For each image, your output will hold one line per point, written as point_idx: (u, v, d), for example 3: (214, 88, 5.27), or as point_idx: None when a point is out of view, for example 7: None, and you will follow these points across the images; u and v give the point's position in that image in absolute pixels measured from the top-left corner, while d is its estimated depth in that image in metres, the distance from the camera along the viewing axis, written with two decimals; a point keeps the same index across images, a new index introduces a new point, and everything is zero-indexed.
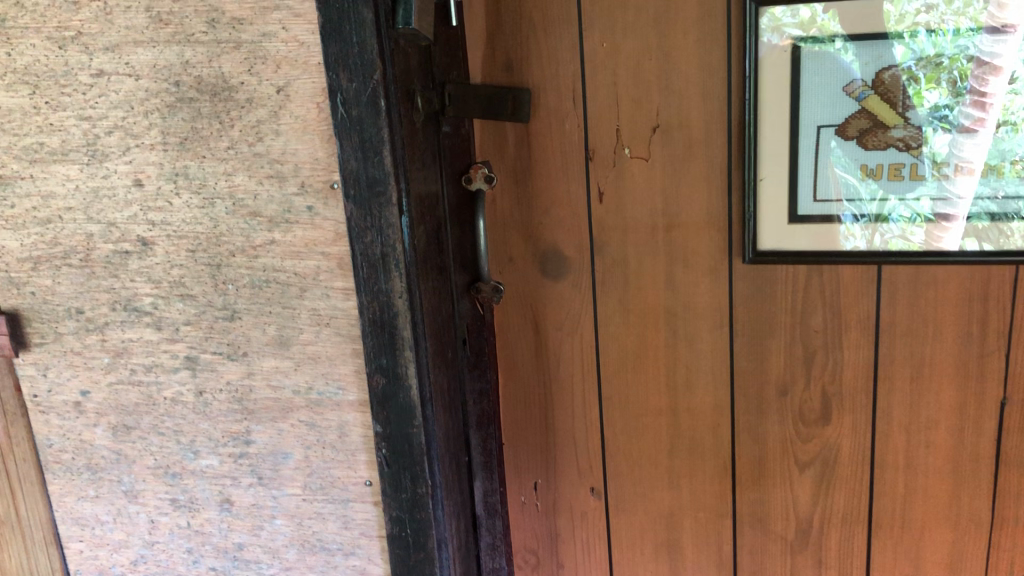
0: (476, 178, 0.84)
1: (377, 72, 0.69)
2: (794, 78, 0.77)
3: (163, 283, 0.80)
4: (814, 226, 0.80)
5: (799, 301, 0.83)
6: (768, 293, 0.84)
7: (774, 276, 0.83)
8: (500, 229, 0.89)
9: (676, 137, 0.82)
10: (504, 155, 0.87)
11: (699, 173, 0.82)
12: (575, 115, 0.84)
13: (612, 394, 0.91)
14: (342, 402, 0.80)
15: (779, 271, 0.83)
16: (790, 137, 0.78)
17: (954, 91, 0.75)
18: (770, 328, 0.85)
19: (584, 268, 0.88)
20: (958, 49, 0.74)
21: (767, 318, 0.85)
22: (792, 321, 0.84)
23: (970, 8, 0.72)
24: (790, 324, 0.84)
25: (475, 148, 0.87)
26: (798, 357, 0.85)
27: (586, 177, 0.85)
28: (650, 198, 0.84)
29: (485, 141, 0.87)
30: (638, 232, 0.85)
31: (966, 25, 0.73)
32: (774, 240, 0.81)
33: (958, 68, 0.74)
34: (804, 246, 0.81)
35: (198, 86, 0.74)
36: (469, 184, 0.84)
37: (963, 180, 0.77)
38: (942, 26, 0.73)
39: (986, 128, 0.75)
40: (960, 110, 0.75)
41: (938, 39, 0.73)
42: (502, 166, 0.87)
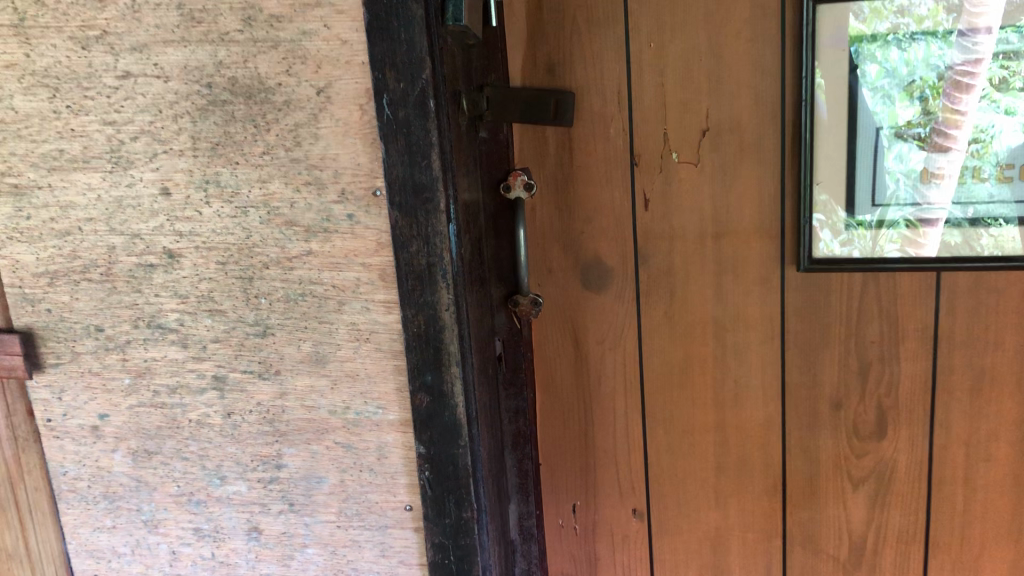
0: (515, 185, 0.81)
1: (425, 70, 0.66)
2: (851, 78, 0.74)
3: (191, 298, 0.75)
4: (871, 232, 0.77)
5: (855, 311, 0.80)
6: (822, 302, 0.81)
7: (828, 286, 0.80)
8: (538, 239, 0.85)
9: (726, 141, 0.79)
10: (544, 162, 0.83)
11: (750, 178, 0.79)
12: (620, 120, 0.80)
13: (654, 411, 0.87)
14: (381, 422, 0.75)
15: (834, 279, 0.79)
16: (847, 140, 0.75)
17: (928, 108, 0.73)
18: (823, 339, 0.82)
19: (627, 279, 0.84)
20: (930, 67, 0.72)
21: (821, 328, 0.81)
22: (847, 331, 0.81)
23: (941, 27, 0.71)
24: (846, 335, 0.81)
25: (513, 156, 0.83)
26: (852, 369, 0.82)
27: (631, 183, 0.82)
28: (698, 205, 0.81)
29: (524, 147, 0.83)
30: (686, 240, 0.82)
31: (937, 42, 0.72)
32: (832, 246, 0.78)
33: (931, 86, 0.73)
34: (863, 252, 0.78)
35: (232, 88, 0.70)
36: (508, 191, 0.81)
37: (938, 193, 0.75)
38: (914, 44, 0.72)
39: (959, 144, 0.74)
40: (933, 128, 0.74)
41: (910, 57, 0.72)
42: (542, 173, 0.83)
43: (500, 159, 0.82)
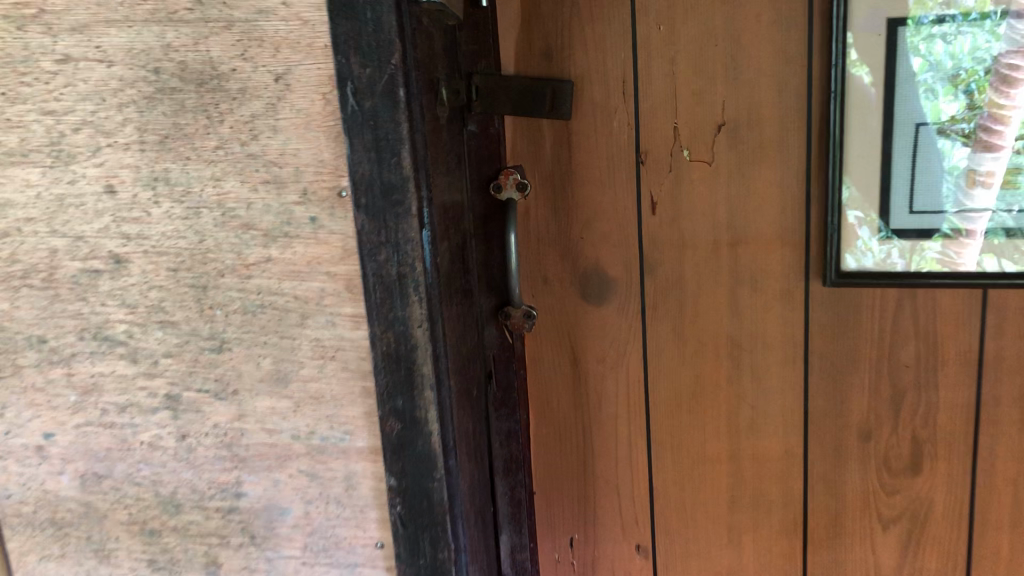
0: (507, 185, 0.73)
1: (395, 55, 0.57)
2: (889, 67, 0.64)
3: (140, 308, 0.68)
4: (909, 242, 0.68)
5: (889, 330, 0.71)
6: (851, 321, 0.71)
7: (858, 302, 0.71)
8: (533, 245, 0.76)
9: (744, 137, 0.70)
10: (539, 159, 0.74)
11: (772, 180, 0.70)
12: (624, 113, 0.71)
13: (660, 437, 0.78)
14: (348, 449, 0.68)
15: (865, 295, 0.70)
16: (883, 137, 0.66)
17: (973, 104, 0.64)
18: (852, 362, 0.72)
19: (632, 290, 0.75)
20: (976, 60, 0.63)
21: (849, 350, 0.72)
22: (880, 354, 0.72)
23: (989, 15, 0.62)
24: (877, 358, 0.72)
25: (505, 152, 0.74)
26: (883, 397, 0.73)
27: (636, 184, 0.73)
28: (712, 209, 0.72)
29: (517, 142, 0.74)
30: (699, 249, 0.73)
31: (984, 33, 0.62)
32: (862, 258, 0.69)
33: (977, 82, 0.64)
34: (897, 265, 0.68)
35: (181, 74, 0.62)
36: (499, 193, 0.73)
37: (984, 195, 0.66)
38: (959, 35, 0.63)
39: (1007, 144, 0.65)
40: (980, 125, 0.65)
41: (955, 50, 0.63)
42: (537, 172, 0.74)
43: (490, 155, 0.73)
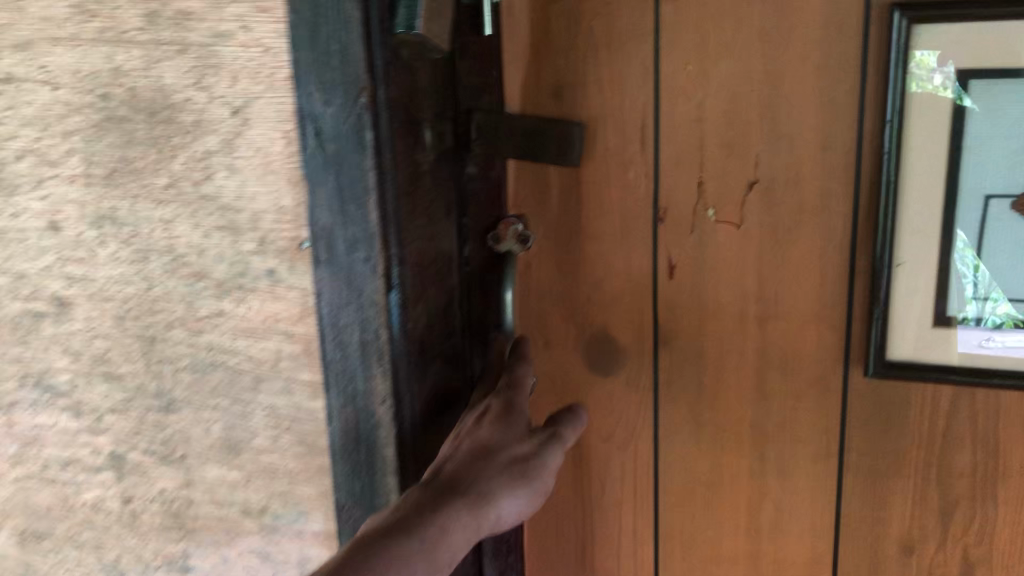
0: (507, 238, 0.64)
1: (365, 93, 0.50)
2: (954, 126, 0.54)
3: (84, 357, 0.61)
4: (968, 332, 0.57)
5: (939, 432, 0.61)
6: (896, 416, 0.61)
7: (905, 396, 0.61)
8: (533, 304, 0.68)
9: (780, 198, 0.60)
10: (544, 209, 0.65)
11: (809, 249, 0.60)
12: (642, 163, 0.62)
13: (670, 528, 0.69)
14: (303, 531, 0.60)
15: (913, 389, 0.60)
16: (943, 208, 0.56)
17: None
18: (896, 464, 0.62)
19: (644, 362, 0.66)
20: None
21: (893, 449, 0.62)
22: (928, 459, 0.61)
23: None
24: (925, 461, 0.62)
25: (507, 198, 0.65)
26: (931, 507, 0.62)
27: (653, 245, 0.63)
28: (739, 278, 0.62)
29: (521, 188, 0.65)
30: (722, 322, 0.63)
31: None
32: (911, 348, 0.58)
33: None
34: (952, 359, 0.58)
35: (131, 102, 0.55)
36: (497, 245, 0.64)
37: None
38: None
39: None
40: None
41: None
42: (541, 223, 0.66)
43: (489, 202, 0.65)
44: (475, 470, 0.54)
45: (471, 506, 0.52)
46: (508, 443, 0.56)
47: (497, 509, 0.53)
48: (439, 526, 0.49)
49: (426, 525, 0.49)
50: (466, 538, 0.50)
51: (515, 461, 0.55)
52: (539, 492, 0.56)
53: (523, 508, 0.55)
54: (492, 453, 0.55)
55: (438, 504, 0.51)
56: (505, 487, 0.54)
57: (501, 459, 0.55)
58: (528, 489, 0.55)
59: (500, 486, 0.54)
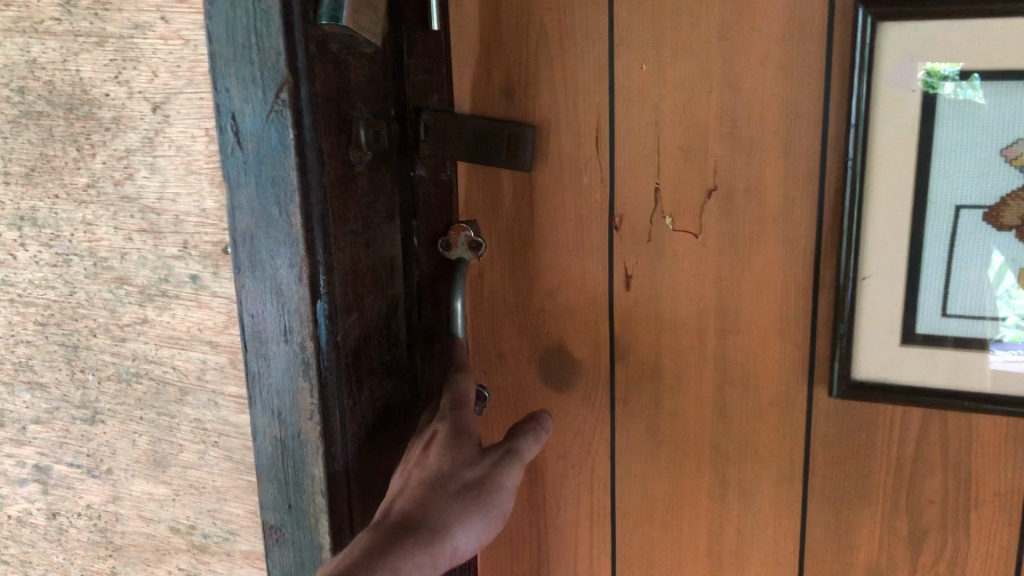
0: (457, 244, 0.60)
1: (284, 89, 0.45)
2: (925, 133, 0.51)
3: (7, 364, 0.58)
4: (940, 352, 0.54)
5: (908, 456, 0.57)
6: (863, 438, 0.58)
7: (871, 417, 0.57)
8: (486, 313, 0.64)
9: (739, 207, 0.56)
10: (495, 214, 0.62)
11: (770, 260, 0.56)
12: (597, 167, 0.59)
13: (628, 550, 0.66)
14: (233, 551, 0.57)
15: (880, 409, 0.57)
16: (913, 220, 0.52)
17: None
18: (864, 488, 0.59)
19: (600, 377, 0.63)
20: None
21: (860, 473, 0.58)
22: (897, 485, 0.58)
23: None
24: (893, 487, 0.58)
25: (457, 204, 0.62)
26: (899, 535, 0.59)
27: (608, 254, 0.60)
28: (697, 290, 0.59)
29: (472, 193, 0.62)
30: (680, 336, 0.60)
31: None
32: (877, 368, 0.55)
33: None
34: (922, 380, 0.54)
35: (48, 97, 0.52)
36: (448, 252, 0.60)
37: None
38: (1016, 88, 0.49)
39: None
40: None
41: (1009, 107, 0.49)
42: (493, 229, 0.62)
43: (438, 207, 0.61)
44: (426, 506, 0.50)
45: (422, 545, 0.48)
46: (459, 468, 0.53)
47: (454, 543, 0.50)
48: (393, 568, 0.46)
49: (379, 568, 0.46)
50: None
51: (467, 488, 0.52)
52: (495, 518, 0.52)
53: (479, 537, 0.51)
54: (442, 483, 0.52)
55: (389, 545, 0.47)
56: (458, 521, 0.50)
57: (452, 488, 0.52)
58: (483, 514, 0.51)
59: (454, 516, 0.50)
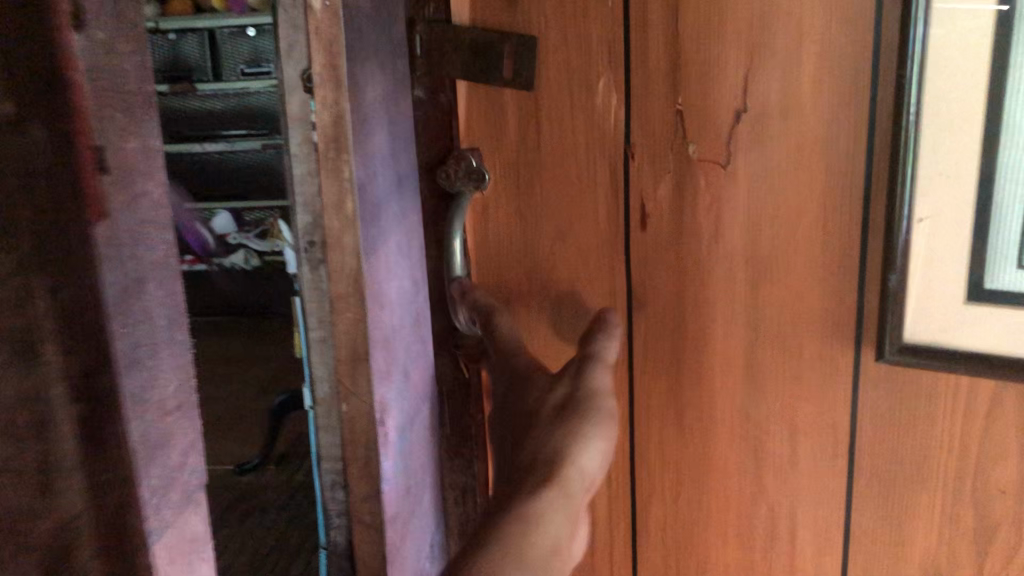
0: (458, 173, 0.54)
1: None
2: (1003, 35, 0.41)
3: None
4: (1014, 313, 0.44)
5: (974, 440, 0.48)
6: (918, 408, 0.49)
7: (930, 389, 0.48)
8: (488, 255, 0.57)
9: (778, 136, 0.48)
10: (500, 140, 0.54)
11: (819, 203, 0.48)
12: (611, 83, 0.51)
13: (645, 528, 0.59)
14: None
15: (943, 381, 0.48)
16: (983, 145, 0.43)
17: None
18: (918, 473, 0.50)
19: (615, 325, 0.55)
20: None
21: (913, 453, 0.50)
22: (961, 472, 0.49)
23: None
24: (956, 467, 0.49)
25: (455, 124, 0.54)
26: (960, 530, 0.50)
27: (624, 185, 0.52)
28: (727, 224, 0.51)
29: (471, 113, 0.54)
30: (709, 288, 0.52)
31: None
32: (936, 326, 0.47)
33: None
34: (991, 345, 0.45)
35: None
36: (448, 180, 0.54)
37: None
38: None
39: None
40: None
41: None
42: (497, 157, 0.55)
43: (437, 130, 0.55)
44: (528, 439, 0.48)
45: (540, 482, 0.44)
46: (543, 396, 0.49)
47: (579, 464, 0.46)
48: (520, 516, 0.42)
49: (506, 522, 0.42)
50: (562, 515, 0.43)
51: (560, 407, 0.48)
52: (608, 424, 0.48)
53: (602, 446, 0.48)
54: (537, 417, 0.49)
55: (509, 500, 0.44)
56: (570, 438, 0.47)
57: (548, 413, 0.48)
58: (595, 417, 0.47)
59: (564, 437, 0.47)
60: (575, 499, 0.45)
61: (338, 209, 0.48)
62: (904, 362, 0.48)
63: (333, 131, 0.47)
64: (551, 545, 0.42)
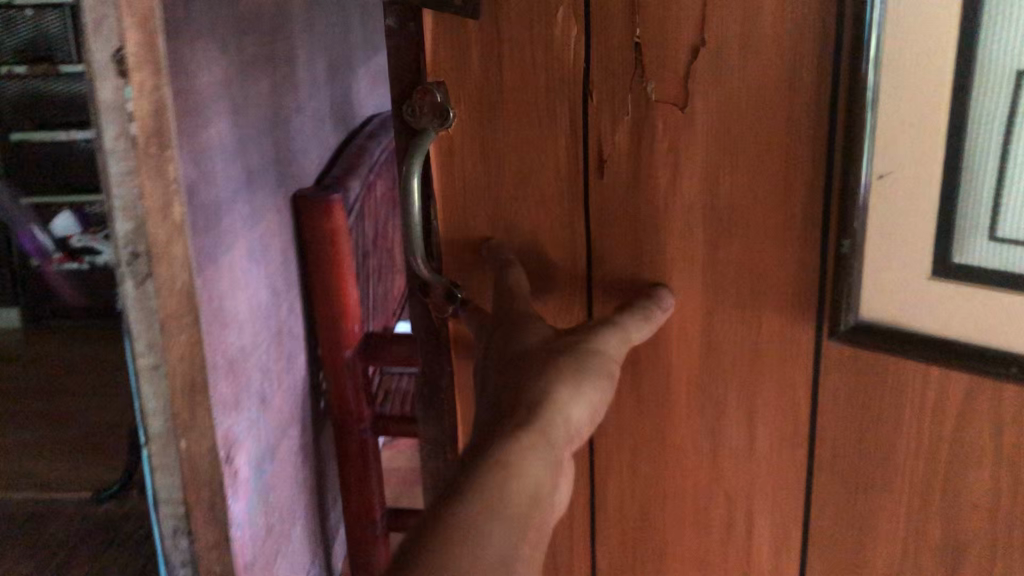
0: (423, 108, 0.50)
1: None
2: None
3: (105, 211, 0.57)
4: (977, 295, 0.41)
5: (944, 432, 0.45)
6: (886, 394, 0.46)
7: (893, 377, 0.46)
8: (454, 200, 0.54)
9: (733, 78, 0.46)
10: (464, 77, 0.50)
11: (774, 161, 0.46)
12: (571, 14, 0.48)
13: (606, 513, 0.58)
14: None
15: (902, 370, 0.45)
16: (953, 96, 0.39)
17: None
18: (882, 464, 0.47)
19: (576, 276, 0.53)
20: None
21: (879, 439, 0.47)
22: (927, 463, 0.46)
23: None
24: (921, 473, 0.46)
25: (422, 54, 0.50)
26: (927, 526, 0.47)
27: (583, 127, 0.50)
28: (682, 172, 0.48)
29: (438, 41, 0.50)
30: (667, 242, 0.50)
31: None
32: (897, 301, 0.44)
33: None
34: (952, 328, 0.42)
35: None
36: (413, 118, 0.50)
37: None
38: None
39: None
40: None
41: None
42: (458, 96, 0.51)
43: (403, 62, 0.51)
44: (512, 381, 0.46)
45: (530, 425, 0.43)
46: (531, 344, 0.48)
47: (565, 414, 0.44)
48: (501, 464, 0.40)
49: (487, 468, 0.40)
50: (542, 465, 0.42)
51: (550, 355, 0.47)
52: (606, 379, 0.47)
53: (595, 404, 0.46)
54: (521, 359, 0.47)
55: (493, 439, 0.42)
56: (565, 385, 0.45)
57: (538, 357, 0.47)
58: (602, 367, 0.47)
59: (553, 383, 0.45)
60: (558, 451, 0.43)
61: (162, 213, 0.59)
62: (858, 339, 0.45)
63: (156, 125, 0.57)
64: (530, 496, 0.40)
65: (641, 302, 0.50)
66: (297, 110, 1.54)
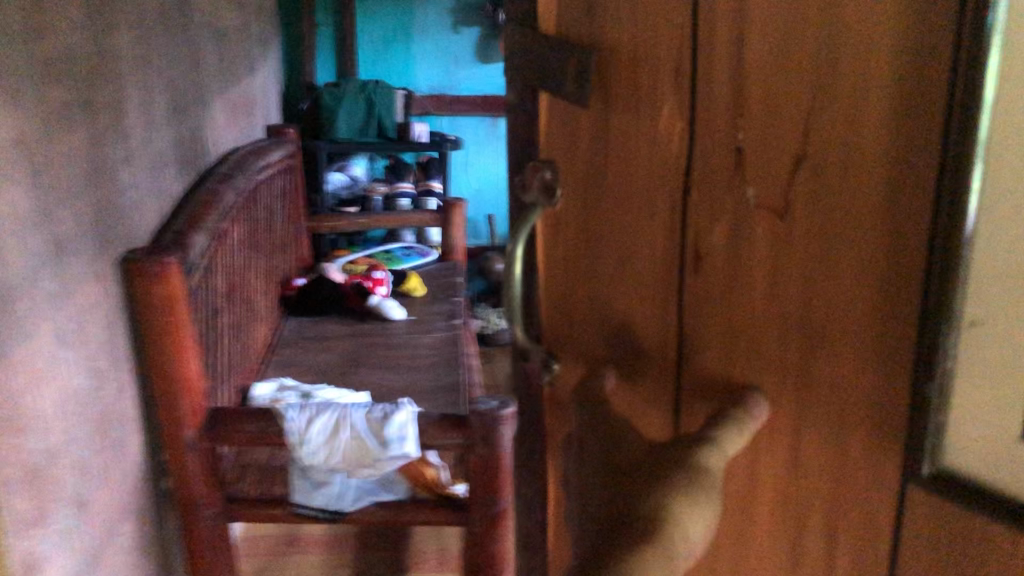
0: (533, 185, 0.52)
1: None
2: None
3: None
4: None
5: None
6: None
7: None
8: (573, 261, 0.54)
9: (846, 186, 0.36)
10: (575, 154, 0.51)
11: (874, 284, 0.36)
12: (676, 108, 0.44)
13: None
14: None
15: None
16: None
17: None
18: None
19: (660, 376, 0.49)
20: None
21: None
22: None
23: None
24: None
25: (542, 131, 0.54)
26: None
27: (680, 223, 0.45)
28: (787, 283, 0.40)
29: (555, 120, 0.53)
30: (756, 368, 0.43)
31: None
32: None
33: None
34: None
35: None
36: (525, 191, 0.53)
37: None
38: None
39: None
40: None
41: None
42: (574, 174, 0.52)
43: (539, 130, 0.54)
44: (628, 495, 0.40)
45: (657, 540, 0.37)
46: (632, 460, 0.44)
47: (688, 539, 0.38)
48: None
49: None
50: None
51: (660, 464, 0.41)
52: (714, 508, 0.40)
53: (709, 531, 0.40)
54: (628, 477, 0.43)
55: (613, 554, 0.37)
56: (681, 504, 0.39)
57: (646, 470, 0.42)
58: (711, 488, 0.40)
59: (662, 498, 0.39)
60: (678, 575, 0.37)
61: None
62: (936, 480, 0.35)
63: None
64: None
65: (730, 414, 0.42)
66: (128, 161, 1.43)
